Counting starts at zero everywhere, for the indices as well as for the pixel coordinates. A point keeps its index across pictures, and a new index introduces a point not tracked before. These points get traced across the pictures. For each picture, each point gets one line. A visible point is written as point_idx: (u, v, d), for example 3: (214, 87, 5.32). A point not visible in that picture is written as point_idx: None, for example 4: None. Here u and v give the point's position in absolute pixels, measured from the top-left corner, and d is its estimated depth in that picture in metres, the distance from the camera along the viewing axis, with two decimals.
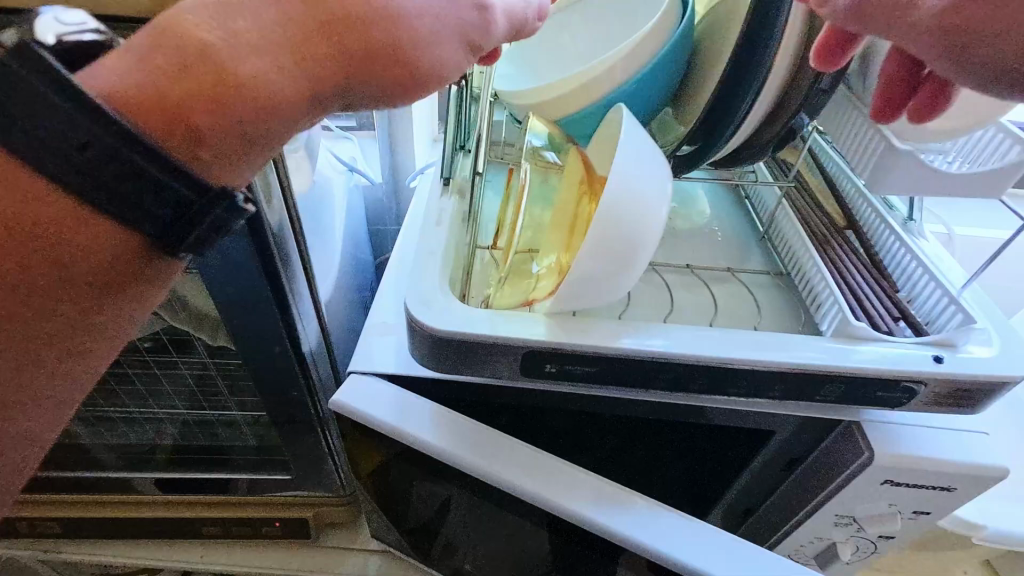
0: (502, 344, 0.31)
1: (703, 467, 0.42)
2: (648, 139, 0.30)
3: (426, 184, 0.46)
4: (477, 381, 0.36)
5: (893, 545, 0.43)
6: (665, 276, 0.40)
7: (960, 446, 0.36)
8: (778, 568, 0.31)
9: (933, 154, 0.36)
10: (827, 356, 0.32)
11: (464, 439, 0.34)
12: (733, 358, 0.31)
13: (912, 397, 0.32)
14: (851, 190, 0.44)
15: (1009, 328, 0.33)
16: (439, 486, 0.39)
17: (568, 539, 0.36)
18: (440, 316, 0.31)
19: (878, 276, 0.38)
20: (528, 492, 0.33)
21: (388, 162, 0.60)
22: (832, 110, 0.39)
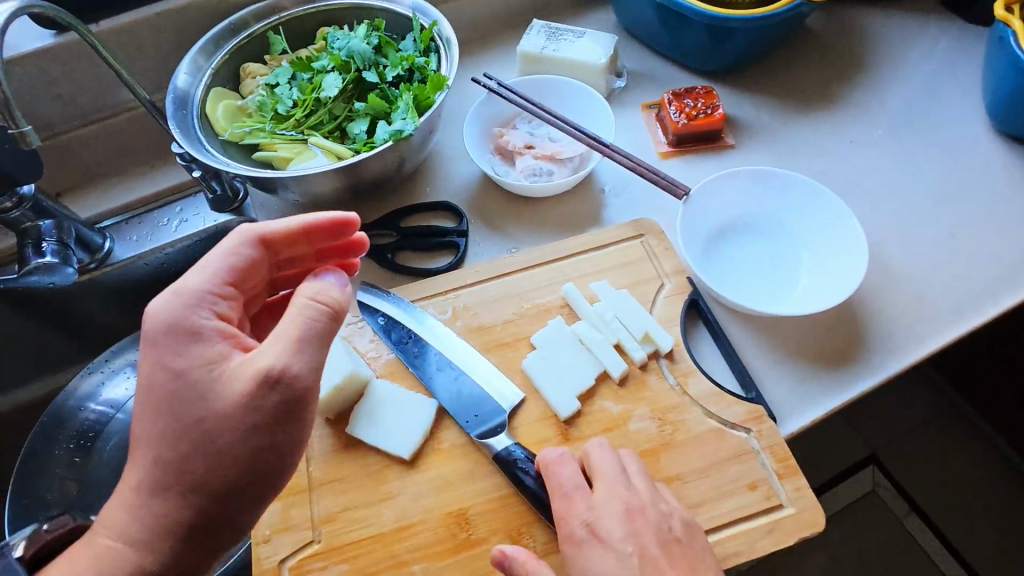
0: (845, 392, 0.54)
1: (786, 298, 0.57)
2: (827, 280, 0.57)
3: (721, 278, 0.59)
4: (811, 404, 0.53)
5: (775, 391, 0.53)
6: (814, 373, 0.54)
7: (841, 287, 0.55)
8: (768, 247, 0.60)
9: (726, 256, 0.60)
10: (875, 370, 0.54)
11: (873, 370, 0.54)
12: (807, 350, 0.55)
13: (823, 359, 0.55)
14: (744, 275, 0.59)
15: (783, 280, 0.58)
16: (853, 390, 0.53)
17: (808, 335, 0.56)
18: (833, 399, 0.53)
19: (821, 386, 0.54)
20: (871, 380, 0.54)
21: (713, 255, 0.60)
22: (761, 365, 0.55)
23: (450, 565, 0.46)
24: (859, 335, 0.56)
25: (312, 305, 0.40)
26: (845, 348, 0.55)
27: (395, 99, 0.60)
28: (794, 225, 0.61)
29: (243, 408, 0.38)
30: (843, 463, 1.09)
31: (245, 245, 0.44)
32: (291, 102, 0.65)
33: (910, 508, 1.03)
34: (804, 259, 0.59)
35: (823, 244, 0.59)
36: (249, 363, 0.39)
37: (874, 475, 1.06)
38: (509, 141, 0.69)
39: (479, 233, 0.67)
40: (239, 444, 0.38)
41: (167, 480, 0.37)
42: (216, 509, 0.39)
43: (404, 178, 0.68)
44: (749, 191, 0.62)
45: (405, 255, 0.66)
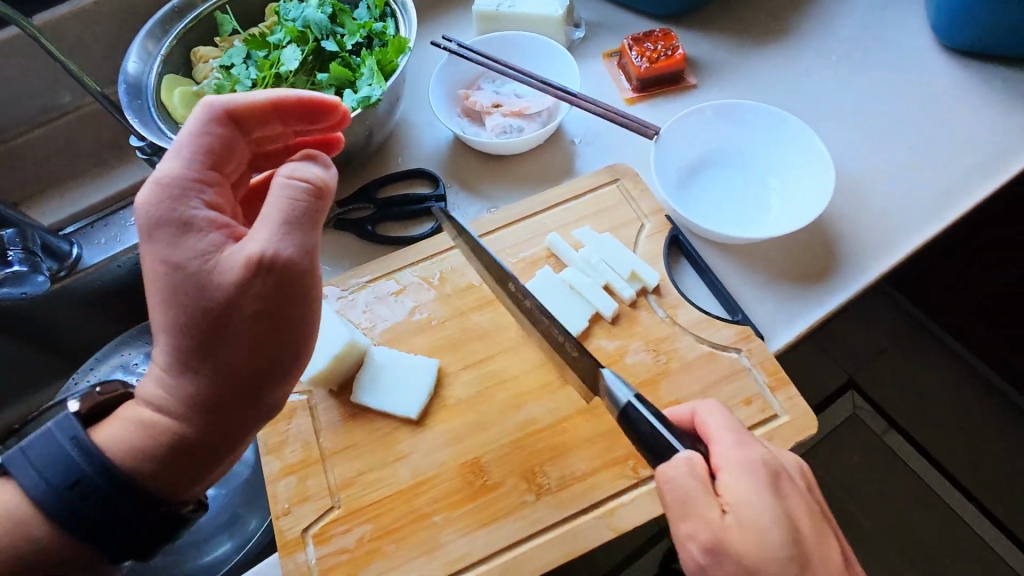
0: (824, 306, 0.56)
1: (761, 223, 0.59)
2: (798, 202, 0.59)
3: (699, 210, 0.60)
4: (794, 321, 0.55)
5: (760, 313, 0.56)
6: (794, 291, 0.57)
7: (812, 206, 0.57)
8: (739, 177, 0.62)
9: (700, 190, 0.62)
10: (851, 283, 0.57)
11: (849, 283, 0.57)
12: (786, 271, 0.58)
13: (802, 277, 0.57)
14: (719, 205, 0.61)
15: (756, 207, 0.60)
16: (832, 303, 0.56)
17: (785, 258, 0.58)
18: (814, 314, 0.56)
19: (803, 303, 0.56)
20: (848, 292, 0.56)
21: (688, 190, 0.62)
22: (744, 290, 0.57)
23: (471, 510, 0.48)
24: (833, 251, 0.59)
25: (298, 188, 0.38)
26: (821, 265, 0.58)
27: (358, 66, 0.59)
28: (762, 153, 0.63)
29: (239, 295, 0.36)
30: (824, 389, 1.14)
31: (213, 125, 0.39)
32: (250, 81, 0.63)
33: (888, 425, 1.09)
34: (774, 184, 0.61)
35: (791, 168, 0.61)
36: (238, 249, 0.36)
37: (854, 400, 1.12)
38: (476, 102, 0.68)
39: (458, 197, 0.67)
40: (247, 346, 0.38)
41: (191, 359, 0.36)
42: (218, 413, 0.37)
43: (375, 149, 0.68)
44: (717, 125, 0.64)
45: (386, 226, 0.66)
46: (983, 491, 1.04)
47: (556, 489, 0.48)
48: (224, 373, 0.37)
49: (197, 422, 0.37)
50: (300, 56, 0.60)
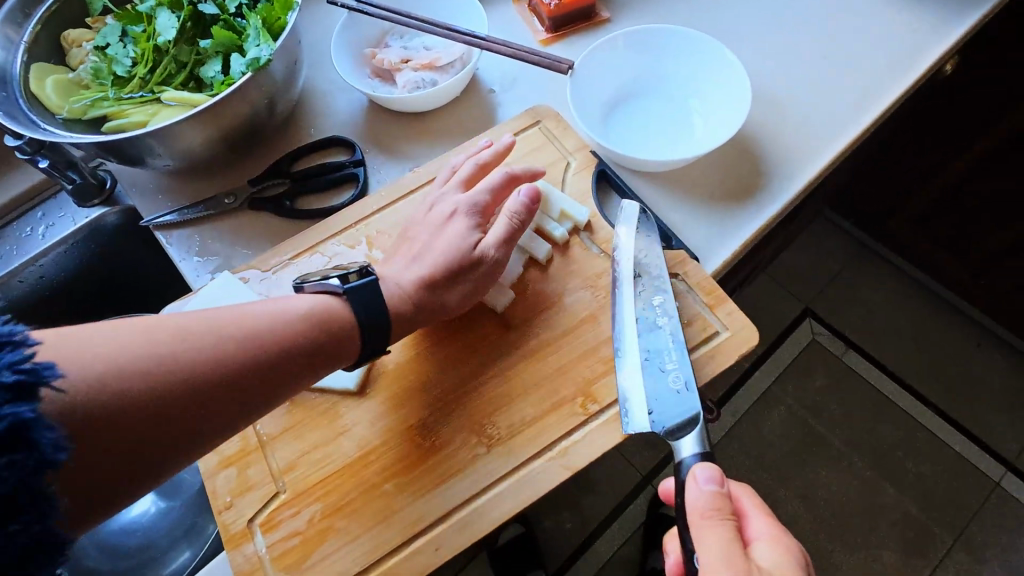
0: (757, 221, 0.56)
1: (685, 148, 0.58)
2: (720, 122, 0.58)
3: (624, 144, 0.59)
4: (728, 240, 0.55)
5: (695, 236, 0.55)
6: (726, 211, 0.56)
7: (732, 123, 0.57)
8: (660, 105, 0.61)
9: (623, 123, 0.61)
10: (780, 195, 0.57)
11: (778, 196, 0.57)
12: (716, 193, 0.57)
13: (733, 196, 0.57)
14: (643, 136, 0.60)
15: (679, 133, 0.60)
16: (764, 218, 0.56)
17: (714, 179, 0.58)
18: (747, 230, 0.55)
19: (736, 221, 0.56)
20: (779, 204, 0.56)
21: (611, 125, 0.61)
22: (677, 216, 0.56)
23: (423, 473, 0.46)
24: (759, 167, 0.58)
25: (499, 260, 0.49)
26: (750, 181, 0.58)
27: (244, 28, 0.55)
28: (680, 78, 0.62)
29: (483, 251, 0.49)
30: (781, 319, 1.16)
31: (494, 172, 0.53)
32: (129, 61, 0.58)
33: (846, 346, 1.12)
34: (695, 108, 0.61)
35: (709, 89, 0.60)
36: (398, 278, 0.48)
37: (812, 328, 1.14)
38: (383, 59, 0.65)
39: (377, 161, 0.64)
40: (271, 352, 0.40)
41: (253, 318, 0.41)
42: (173, 424, 0.35)
43: (282, 121, 0.63)
44: (632, 54, 0.62)
45: (306, 200, 0.62)
46: (934, 394, 1.08)
47: (506, 438, 0.46)
48: (243, 364, 0.38)
49: (192, 402, 0.36)
50: (176, 23, 0.55)
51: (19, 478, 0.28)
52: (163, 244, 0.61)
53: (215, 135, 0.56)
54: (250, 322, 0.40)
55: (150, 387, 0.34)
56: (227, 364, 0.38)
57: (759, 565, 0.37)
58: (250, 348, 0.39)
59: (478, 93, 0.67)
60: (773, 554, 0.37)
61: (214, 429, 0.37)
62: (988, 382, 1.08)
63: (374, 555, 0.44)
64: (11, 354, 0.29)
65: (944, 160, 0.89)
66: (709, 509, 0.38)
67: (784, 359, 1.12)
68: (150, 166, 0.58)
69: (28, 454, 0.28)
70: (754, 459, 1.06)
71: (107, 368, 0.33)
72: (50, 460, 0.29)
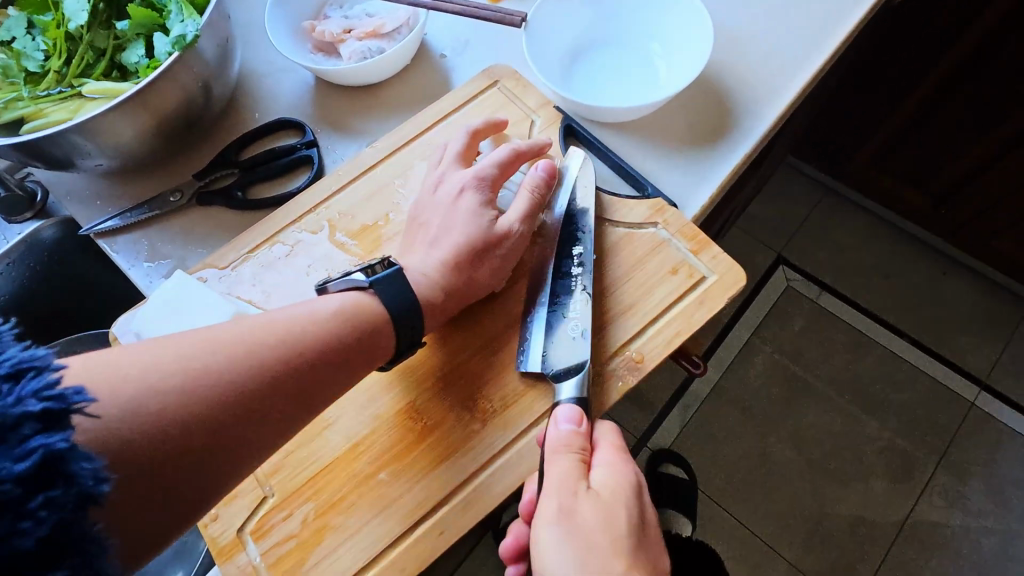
0: (732, 160, 0.54)
1: (651, 94, 0.56)
2: (682, 63, 0.56)
3: (587, 96, 0.57)
4: (706, 182, 0.53)
5: (671, 183, 0.54)
6: (699, 153, 0.55)
7: (695, 62, 0.55)
8: (620, 53, 0.59)
9: (584, 75, 0.58)
10: (751, 132, 0.55)
11: (750, 133, 0.55)
12: (688, 136, 0.55)
13: (703, 138, 0.55)
14: (606, 86, 0.58)
15: (642, 79, 0.57)
16: (738, 156, 0.54)
17: (682, 123, 0.56)
18: (722, 170, 0.54)
19: (710, 163, 0.54)
20: (752, 141, 0.55)
21: (571, 78, 0.58)
22: (650, 166, 0.55)
23: (418, 456, 0.44)
24: (727, 106, 0.57)
25: (524, 235, 0.47)
26: (719, 121, 0.56)
27: (162, 6, 0.52)
28: (637, 22, 0.59)
29: (509, 235, 0.47)
30: (756, 268, 1.17)
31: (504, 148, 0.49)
32: (41, 54, 0.52)
33: (820, 288, 1.14)
34: (656, 52, 0.58)
35: (668, 30, 0.58)
36: (420, 266, 0.45)
37: (786, 274, 1.15)
38: (323, 31, 0.60)
39: (330, 140, 0.60)
40: (305, 357, 0.38)
41: (283, 330, 0.38)
42: (190, 454, 0.33)
43: (221, 108, 0.59)
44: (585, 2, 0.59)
45: (259, 189, 0.58)
46: (909, 325, 1.10)
47: (501, 410, 0.45)
48: (279, 372, 0.36)
49: (232, 417, 0.34)
50: (88, 5, 0.51)
51: (60, 516, 0.25)
52: (107, 252, 0.56)
53: (151, 127, 0.52)
54: (283, 327, 0.38)
55: (185, 406, 0.33)
56: (263, 375, 0.36)
57: (591, 489, 0.38)
58: (286, 354, 0.37)
59: (428, 60, 0.63)
60: (611, 481, 0.39)
61: (257, 442, 0.36)
62: (958, 305, 1.10)
63: (376, 548, 0.42)
64: (35, 382, 0.26)
65: (903, 90, 0.89)
66: (562, 444, 0.40)
67: (763, 307, 1.13)
68: (81, 169, 0.53)
69: (66, 490, 0.26)
70: (742, 410, 1.06)
71: (138, 391, 0.32)
72: (91, 492, 0.27)
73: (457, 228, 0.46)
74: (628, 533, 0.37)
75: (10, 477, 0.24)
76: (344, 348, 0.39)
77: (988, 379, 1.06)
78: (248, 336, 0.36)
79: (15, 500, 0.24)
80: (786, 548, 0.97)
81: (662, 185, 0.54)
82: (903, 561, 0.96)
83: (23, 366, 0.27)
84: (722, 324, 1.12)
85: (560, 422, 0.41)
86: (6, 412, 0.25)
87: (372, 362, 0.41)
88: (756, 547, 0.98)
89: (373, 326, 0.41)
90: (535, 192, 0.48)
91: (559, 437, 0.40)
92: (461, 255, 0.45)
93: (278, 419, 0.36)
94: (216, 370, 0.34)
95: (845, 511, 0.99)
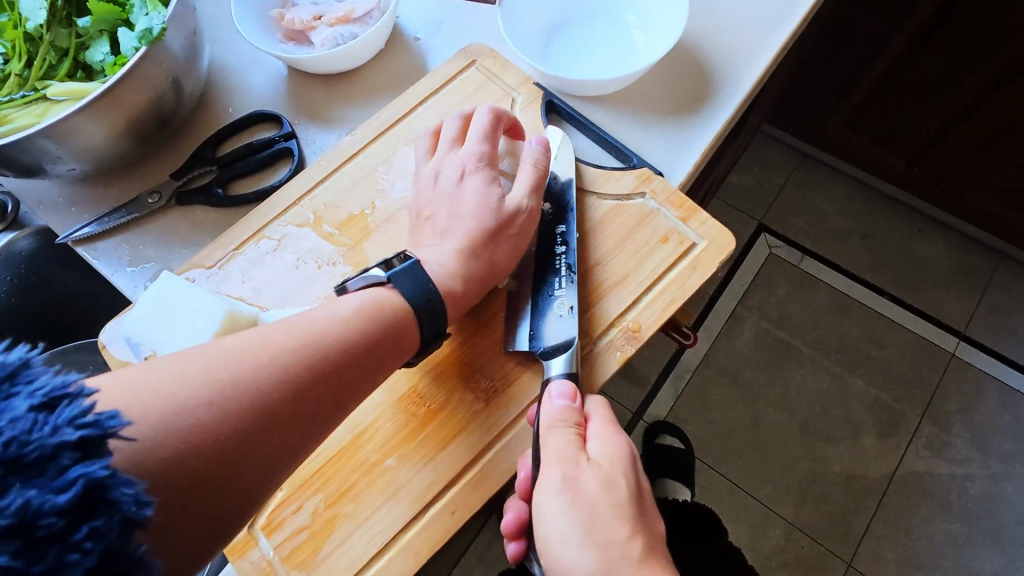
0: (714, 126, 0.55)
1: (631, 65, 0.56)
2: (660, 32, 0.56)
3: (567, 71, 0.57)
4: (690, 150, 0.54)
5: (656, 153, 0.54)
6: (682, 121, 0.55)
7: (672, 30, 0.55)
8: (597, 25, 0.59)
9: (562, 49, 0.58)
10: (732, 98, 0.55)
11: (731, 98, 0.55)
12: (670, 105, 0.56)
13: (686, 106, 0.55)
14: (585, 60, 0.57)
15: (621, 51, 0.57)
16: (721, 122, 0.54)
17: (663, 92, 0.56)
18: (706, 137, 0.54)
19: (694, 131, 0.54)
20: (733, 106, 0.55)
21: (548, 54, 0.58)
22: (635, 137, 0.55)
23: (424, 440, 0.44)
24: (707, 73, 0.57)
25: (533, 208, 0.47)
26: (699, 88, 0.56)
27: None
28: None
29: (517, 210, 0.47)
30: (739, 237, 1.18)
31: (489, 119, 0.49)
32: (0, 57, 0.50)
33: (802, 253, 1.16)
34: (632, 22, 0.58)
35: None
36: (437, 255, 0.45)
37: (769, 242, 1.17)
38: (293, 19, 0.59)
39: (309, 131, 0.59)
40: (331, 358, 0.37)
41: (305, 333, 0.37)
42: (226, 468, 0.32)
43: (192, 105, 0.57)
44: None
45: (240, 185, 0.57)
46: (889, 283, 1.13)
47: (503, 386, 0.45)
48: (308, 376, 0.36)
49: (264, 426, 0.34)
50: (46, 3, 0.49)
51: (106, 545, 0.25)
52: (88, 260, 0.55)
53: (124, 127, 0.50)
54: (305, 331, 0.37)
55: (219, 419, 0.32)
56: (292, 380, 0.35)
57: (592, 461, 0.39)
58: (312, 357, 0.36)
59: (401, 44, 0.62)
60: (608, 450, 0.40)
61: (293, 448, 0.35)
62: (934, 260, 1.13)
63: (390, 533, 0.42)
64: (70, 410, 0.26)
65: (874, 51, 0.89)
66: (557, 419, 0.40)
67: (748, 274, 1.14)
68: (51, 174, 0.52)
69: (109, 517, 0.25)
70: (733, 378, 1.08)
71: (170, 407, 0.31)
72: (135, 517, 0.26)
73: (467, 212, 0.46)
74: (627, 499, 0.38)
75: (53, 511, 0.23)
76: (365, 343, 0.39)
77: (967, 329, 1.09)
78: (272, 343, 0.36)
79: (60, 532, 0.24)
80: (783, 507, 1.00)
81: (647, 155, 0.54)
82: (895, 512, 0.99)
83: (56, 395, 0.26)
84: (708, 296, 1.13)
85: (555, 398, 0.41)
86: (44, 443, 0.25)
87: (396, 358, 0.41)
88: (754, 509, 1.00)
89: (393, 318, 0.41)
90: (532, 161, 0.48)
91: (556, 413, 0.40)
92: (475, 238, 0.45)
93: (309, 423, 0.36)
94: (243, 379, 0.34)
95: (837, 468, 1.02)
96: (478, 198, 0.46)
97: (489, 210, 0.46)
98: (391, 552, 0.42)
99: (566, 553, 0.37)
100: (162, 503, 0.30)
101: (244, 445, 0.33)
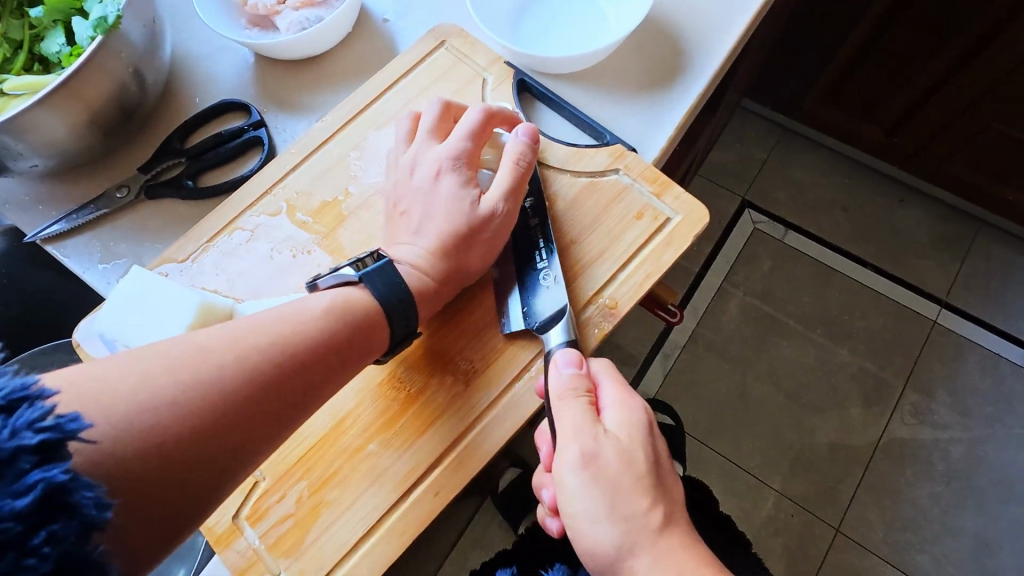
0: (689, 99, 0.54)
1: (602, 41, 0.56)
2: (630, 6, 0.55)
3: (539, 49, 0.56)
4: (665, 126, 0.53)
5: (630, 129, 0.54)
6: (655, 96, 0.55)
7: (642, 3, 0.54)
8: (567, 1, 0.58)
9: (533, 27, 0.57)
10: (705, 71, 0.55)
11: (704, 72, 0.55)
12: (642, 81, 0.55)
13: (659, 82, 0.55)
14: (556, 38, 0.57)
15: (592, 27, 0.57)
16: (694, 96, 0.54)
17: (636, 68, 0.56)
18: (680, 112, 0.54)
19: (668, 105, 0.54)
20: (706, 79, 0.55)
21: (519, 32, 0.57)
22: (609, 114, 0.54)
23: (403, 425, 0.44)
24: (679, 47, 0.56)
25: (508, 212, 0.46)
26: (672, 62, 0.56)
27: None
28: None
29: (494, 214, 0.45)
30: (723, 213, 1.18)
31: (473, 113, 0.48)
32: None
33: (785, 227, 1.16)
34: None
35: None
36: (407, 255, 0.45)
37: (752, 218, 1.17)
38: (256, 4, 0.57)
39: (279, 119, 0.58)
40: (297, 357, 0.37)
41: (271, 330, 0.37)
42: (185, 467, 0.32)
43: (157, 96, 0.56)
44: None
45: (211, 176, 0.56)
46: (870, 254, 1.14)
47: (483, 369, 0.45)
48: (274, 374, 0.36)
49: (226, 424, 0.34)
50: None
51: (63, 551, 0.25)
52: (58, 258, 0.54)
53: (86, 121, 0.49)
54: (272, 331, 0.37)
55: (179, 418, 0.32)
56: (257, 379, 0.35)
57: (608, 431, 0.39)
58: (279, 356, 0.36)
59: (369, 26, 0.61)
60: (622, 419, 0.40)
61: (260, 446, 0.35)
62: (914, 230, 1.15)
63: (372, 518, 0.42)
64: (29, 413, 0.26)
65: (847, 23, 0.89)
66: (565, 390, 0.41)
67: (732, 251, 1.15)
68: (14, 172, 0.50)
69: (67, 521, 0.26)
70: (720, 354, 1.09)
71: (130, 408, 0.31)
72: (95, 520, 0.26)
73: (439, 215, 0.45)
74: (647, 468, 0.38)
75: (11, 515, 0.24)
76: (335, 340, 0.39)
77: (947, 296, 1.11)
78: (236, 342, 0.36)
79: (18, 537, 0.24)
80: (772, 478, 1.02)
81: (621, 132, 0.54)
82: (880, 477, 1.01)
83: (15, 398, 0.26)
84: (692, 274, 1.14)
85: (562, 369, 0.41)
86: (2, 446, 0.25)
87: (367, 354, 0.41)
88: (744, 481, 1.02)
89: (364, 315, 0.40)
90: (516, 162, 0.46)
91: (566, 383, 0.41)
92: (445, 240, 0.44)
93: (274, 420, 0.36)
94: (204, 377, 0.33)
95: (824, 438, 1.04)
96: (451, 202, 0.45)
97: (461, 211, 0.45)
98: (376, 536, 0.42)
99: (587, 523, 0.38)
100: (122, 506, 0.30)
101: (204, 443, 0.33)
